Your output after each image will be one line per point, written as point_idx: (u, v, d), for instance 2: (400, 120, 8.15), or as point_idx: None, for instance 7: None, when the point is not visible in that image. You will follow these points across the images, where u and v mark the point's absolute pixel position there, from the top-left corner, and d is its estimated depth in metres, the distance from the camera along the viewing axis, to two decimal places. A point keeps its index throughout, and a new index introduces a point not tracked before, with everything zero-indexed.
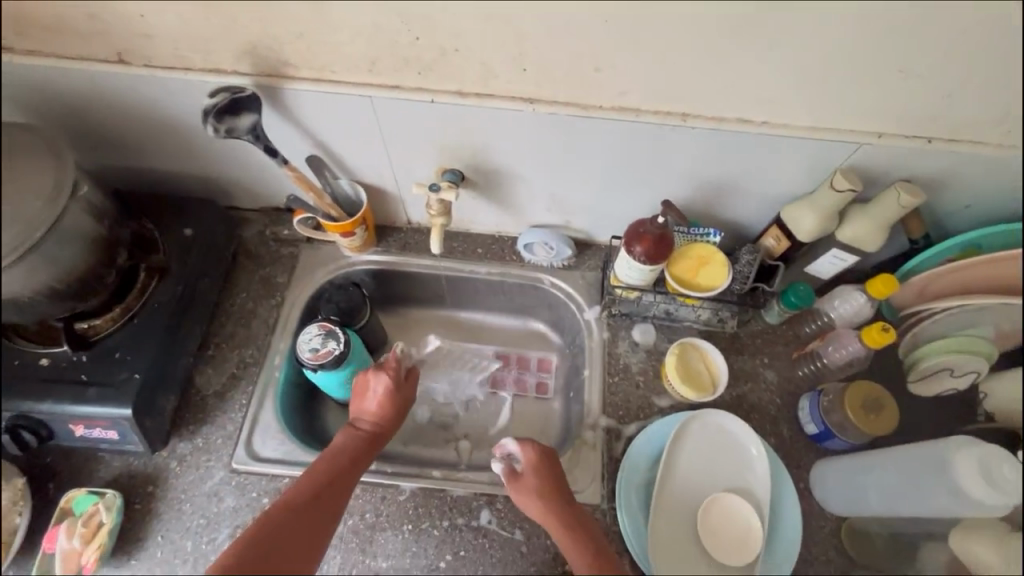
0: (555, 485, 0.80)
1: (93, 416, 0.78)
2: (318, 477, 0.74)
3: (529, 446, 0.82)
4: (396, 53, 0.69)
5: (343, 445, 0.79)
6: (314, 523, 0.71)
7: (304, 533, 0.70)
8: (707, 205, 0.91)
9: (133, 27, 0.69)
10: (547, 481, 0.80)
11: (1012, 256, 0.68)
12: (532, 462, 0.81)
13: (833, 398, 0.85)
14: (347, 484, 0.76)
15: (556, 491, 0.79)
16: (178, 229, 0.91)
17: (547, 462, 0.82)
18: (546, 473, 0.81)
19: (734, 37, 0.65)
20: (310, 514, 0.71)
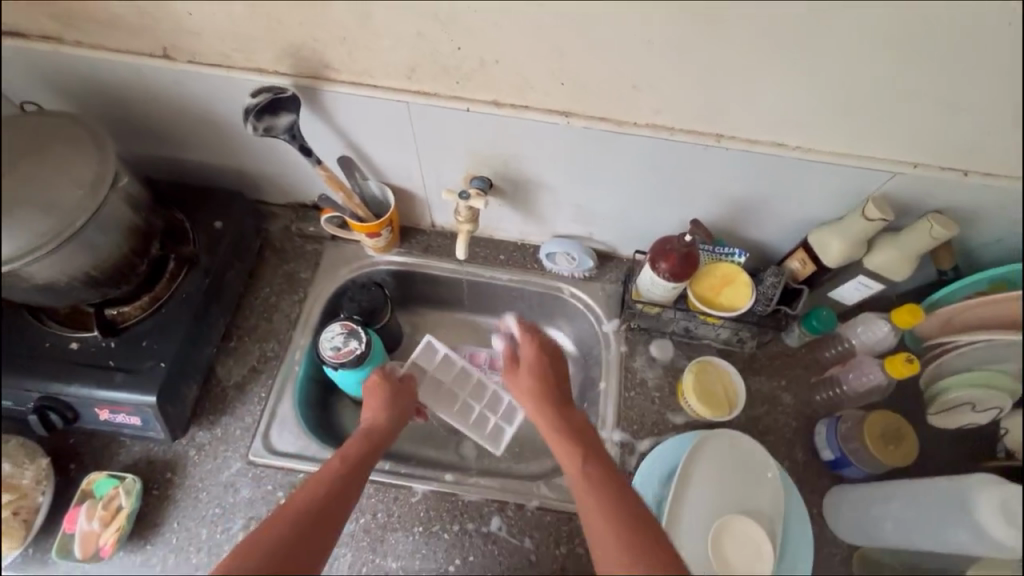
0: (543, 372, 0.90)
1: (119, 402, 0.79)
2: (332, 470, 0.75)
3: (530, 337, 0.93)
4: (436, 62, 0.70)
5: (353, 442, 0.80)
6: (328, 512, 0.70)
7: (321, 522, 0.69)
8: (734, 225, 0.90)
9: (181, 24, 0.70)
10: (547, 388, 0.88)
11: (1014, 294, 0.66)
12: (534, 371, 0.90)
13: (852, 425, 0.85)
14: (361, 475, 0.76)
15: (544, 387, 0.89)
16: (208, 221, 0.93)
17: (549, 367, 0.91)
18: (546, 380, 0.89)
19: (774, 62, 0.65)
20: (324, 505, 0.71)
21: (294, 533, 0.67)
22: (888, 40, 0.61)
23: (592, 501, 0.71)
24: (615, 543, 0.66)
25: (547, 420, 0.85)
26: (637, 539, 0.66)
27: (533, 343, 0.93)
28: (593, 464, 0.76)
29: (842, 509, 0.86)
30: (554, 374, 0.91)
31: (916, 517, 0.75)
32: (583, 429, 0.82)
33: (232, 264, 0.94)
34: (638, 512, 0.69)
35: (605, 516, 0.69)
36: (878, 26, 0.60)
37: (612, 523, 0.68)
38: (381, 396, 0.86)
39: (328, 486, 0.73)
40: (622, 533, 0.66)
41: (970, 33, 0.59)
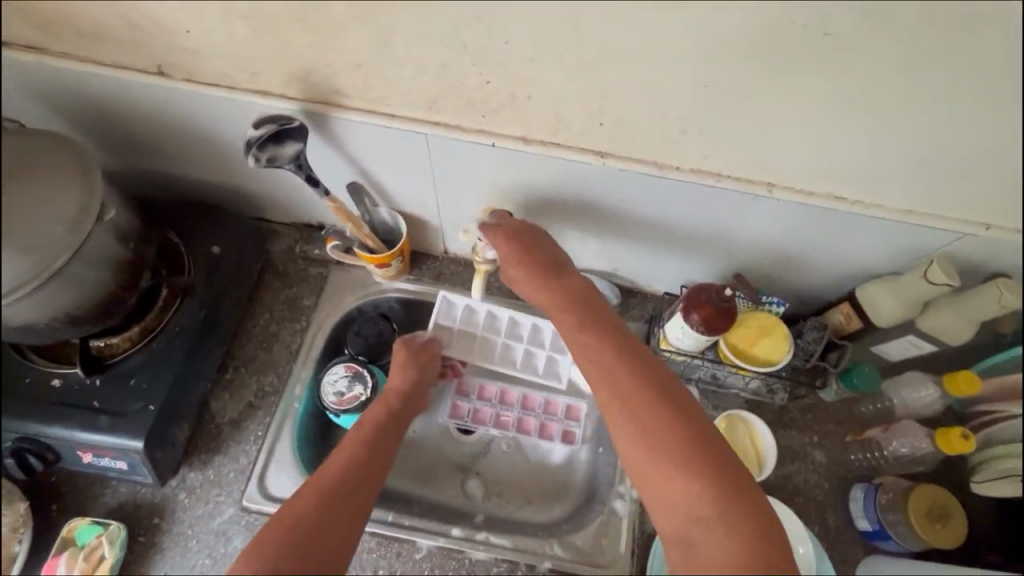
0: (547, 268, 0.75)
1: (103, 446, 0.73)
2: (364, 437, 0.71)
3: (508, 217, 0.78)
4: (461, 94, 0.63)
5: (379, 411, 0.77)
6: (369, 471, 0.67)
7: (362, 480, 0.65)
8: (774, 271, 0.83)
9: (176, 41, 0.63)
10: (542, 258, 0.75)
11: None
12: (522, 235, 0.76)
13: (894, 497, 0.79)
14: (395, 438, 0.74)
15: (552, 280, 0.75)
16: (205, 244, 0.86)
17: (537, 234, 0.77)
18: (533, 244, 0.76)
19: (841, 113, 0.58)
20: (364, 465, 0.67)
21: (339, 491, 0.63)
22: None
23: (632, 450, 0.59)
24: (677, 493, 0.55)
25: (550, 306, 0.74)
26: (693, 478, 0.55)
27: (507, 232, 0.76)
28: (612, 357, 0.65)
29: None
30: (546, 241, 0.77)
31: None
32: (584, 297, 0.73)
33: (229, 292, 0.87)
34: (689, 430, 0.58)
35: (651, 451, 0.58)
36: None
37: (661, 466, 0.57)
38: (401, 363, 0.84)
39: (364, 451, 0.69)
40: (680, 475, 0.56)
41: None
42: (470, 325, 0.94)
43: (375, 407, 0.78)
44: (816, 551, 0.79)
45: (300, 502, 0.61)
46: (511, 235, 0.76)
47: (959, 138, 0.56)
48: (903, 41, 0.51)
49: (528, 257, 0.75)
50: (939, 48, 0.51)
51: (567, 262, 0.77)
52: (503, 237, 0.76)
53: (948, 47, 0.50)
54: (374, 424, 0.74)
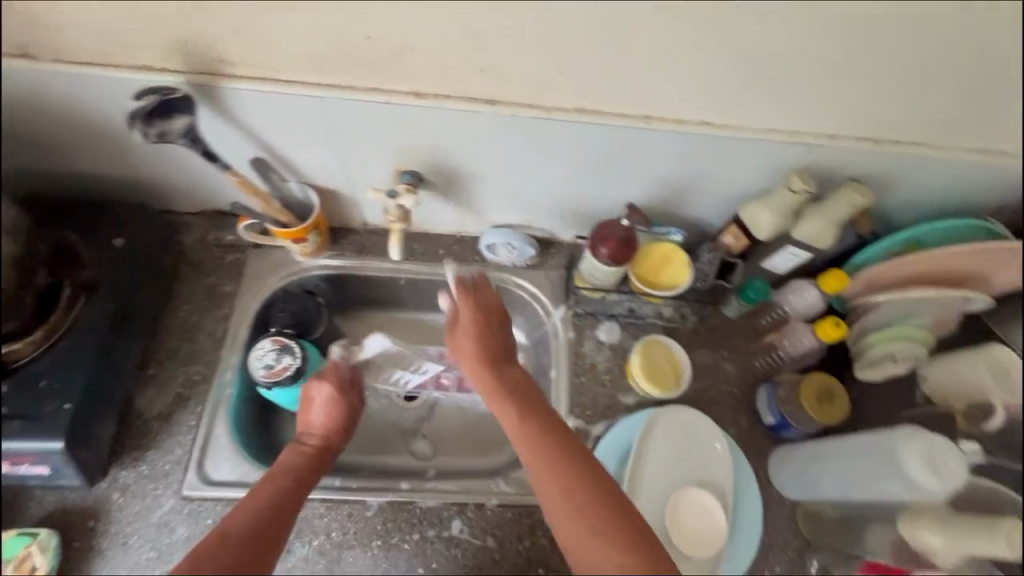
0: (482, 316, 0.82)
1: (19, 453, 0.70)
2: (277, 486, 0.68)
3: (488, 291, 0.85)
4: (346, 52, 0.65)
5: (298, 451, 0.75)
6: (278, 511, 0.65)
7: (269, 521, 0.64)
8: (669, 204, 0.91)
9: (38, 18, 0.62)
10: (477, 307, 0.83)
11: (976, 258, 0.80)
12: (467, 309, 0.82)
13: (789, 389, 0.89)
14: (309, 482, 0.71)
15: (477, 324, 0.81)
16: (107, 239, 0.83)
17: (488, 317, 0.82)
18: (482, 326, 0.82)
19: (692, 40, 0.65)
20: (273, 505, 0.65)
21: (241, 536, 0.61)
22: None
23: (543, 478, 0.65)
24: (574, 512, 0.61)
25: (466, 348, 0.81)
26: (590, 508, 0.61)
27: (467, 295, 0.84)
28: (508, 400, 0.73)
29: (785, 472, 0.89)
30: (494, 330, 0.81)
31: (850, 479, 0.80)
32: (507, 356, 0.80)
33: (140, 286, 0.85)
34: (565, 445, 0.67)
35: (560, 482, 0.63)
36: None
37: (564, 489, 0.63)
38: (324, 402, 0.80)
39: (275, 492, 0.67)
40: (576, 505, 0.61)
41: None
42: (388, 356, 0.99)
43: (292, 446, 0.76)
44: (730, 445, 0.88)
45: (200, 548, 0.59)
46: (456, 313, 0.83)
47: None
48: None
49: (476, 343, 0.80)
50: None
51: (499, 309, 0.84)
52: (468, 306, 0.83)
53: None
54: (290, 469, 0.72)
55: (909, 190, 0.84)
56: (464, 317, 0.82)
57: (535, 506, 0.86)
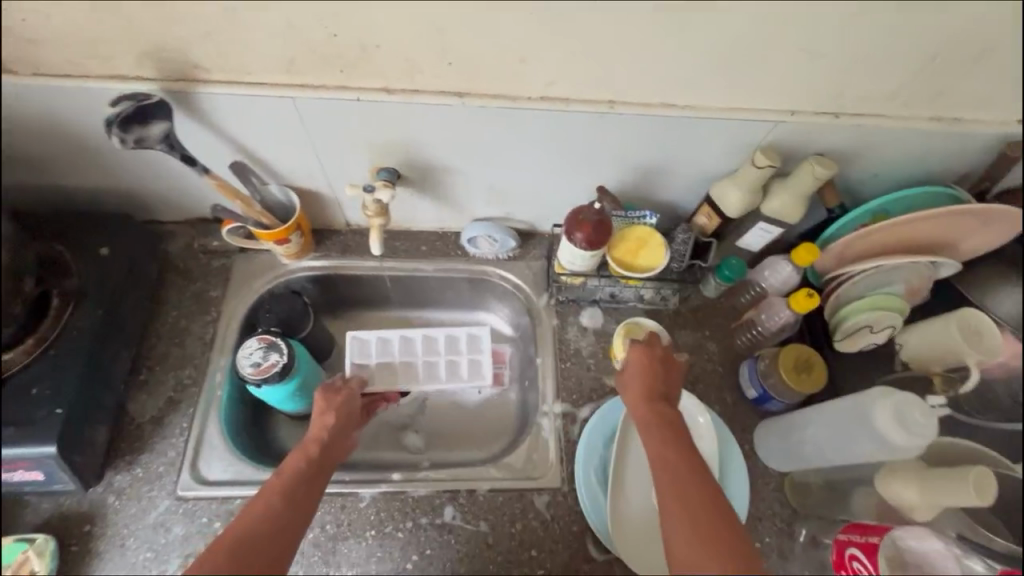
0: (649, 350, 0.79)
1: (12, 459, 0.72)
2: (279, 496, 0.67)
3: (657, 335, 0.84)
4: (314, 52, 0.68)
5: (303, 457, 0.74)
6: (285, 529, 0.65)
7: (279, 538, 0.63)
8: (641, 189, 0.93)
9: (14, 33, 0.64)
10: (654, 355, 0.80)
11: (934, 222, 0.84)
12: (642, 365, 0.78)
13: (769, 361, 0.91)
14: (314, 490, 0.71)
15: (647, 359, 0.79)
16: (93, 249, 0.85)
17: (661, 368, 0.79)
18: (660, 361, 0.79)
19: (647, 24, 0.67)
20: (280, 521, 0.65)
21: (249, 553, 0.60)
22: None
23: (670, 494, 0.64)
24: (684, 517, 0.61)
25: (636, 379, 0.78)
26: (704, 513, 0.61)
27: (644, 347, 0.80)
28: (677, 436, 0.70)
29: (769, 442, 0.91)
30: (665, 376, 0.78)
31: (828, 442, 0.82)
32: (656, 382, 0.77)
33: (128, 293, 0.86)
34: (699, 492, 0.63)
35: (699, 535, 0.59)
36: None
37: (685, 506, 0.62)
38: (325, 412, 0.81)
39: (283, 501, 0.67)
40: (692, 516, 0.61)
41: None
42: (387, 354, 1.00)
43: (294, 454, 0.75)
44: (714, 420, 0.89)
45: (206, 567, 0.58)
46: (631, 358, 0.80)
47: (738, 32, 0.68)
48: None
49: (641, 381, 0.77)
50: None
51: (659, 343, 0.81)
52: (648, 355, 0.79)
53: None
54: (295, 475, 0.71)
55: (872, 161, 0.87)
56: (647, 364, 0.78)
57: (526, 489, 0.87)
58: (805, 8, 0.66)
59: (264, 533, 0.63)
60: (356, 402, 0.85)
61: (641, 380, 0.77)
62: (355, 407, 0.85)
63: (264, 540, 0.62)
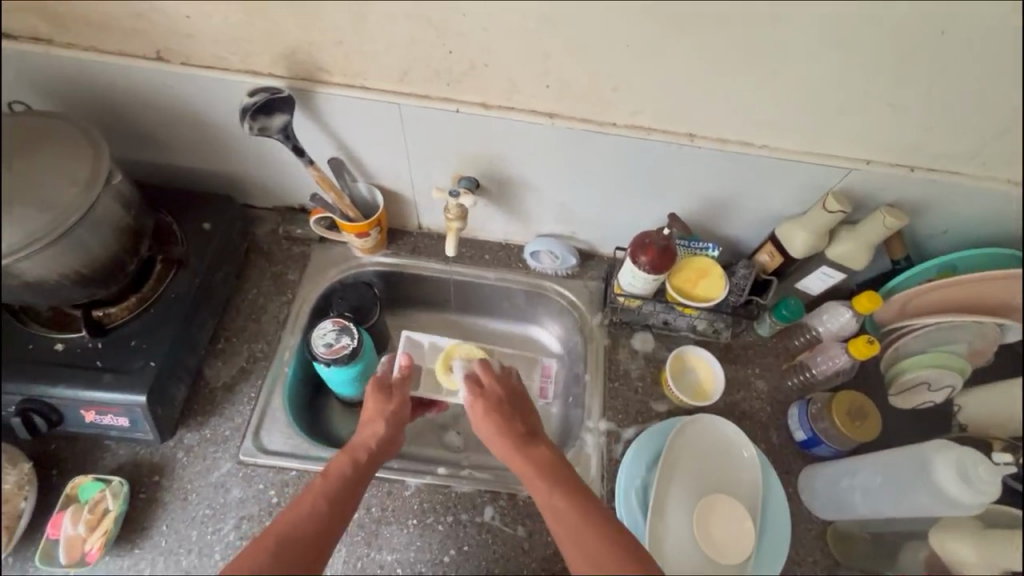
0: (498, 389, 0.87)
1: (107, 402, 0.79)
2: (320, 502, 0.71)
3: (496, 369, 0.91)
4: (427, 66, 0.76)
5: (348, 463, 0.77)
6: (325, 531, 0.70)
7: (314, 539, 0.68)
8: (708, 221, 0.96)
9: (178, 28, 0.74)
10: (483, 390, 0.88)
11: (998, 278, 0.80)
12: (498, 404, 0.85)
13: (821, 405, 0.90)
14: (357, 494, 0.75)
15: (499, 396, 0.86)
16: (197, 223, 0.94)
17: (508, 402, 0.86)
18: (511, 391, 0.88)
19: (734, 66, 0.72)
20: (319, 526, 0.69)
21: (285, 556, 0.65)
22: (829, 49, 0.69)
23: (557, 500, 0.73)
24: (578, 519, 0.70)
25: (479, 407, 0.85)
26: (586, 521, 0.70)
27: (473, 384, 0.89)
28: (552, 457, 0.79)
29: (816, 486, 0.90)
30: (516, 408, 0.85)
31: (884, 488, 0.83)
32: (500, 406, 0.85)
33: (221, 266, 0.94)
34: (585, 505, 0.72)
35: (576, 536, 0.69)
36: (825, 39, 0.68)
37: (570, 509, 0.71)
38: (376, 414, 0.83)
39: (323, 506, 0.71)
40: (571, 525, 0.70)
41: (907, 41, 0.67)
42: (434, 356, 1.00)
43: (341, 455, 0.78)
44: (759, 456, 0.89)
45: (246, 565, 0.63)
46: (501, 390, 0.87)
47: (817, 80, 0.73)
48: (766, 7, 0.66)
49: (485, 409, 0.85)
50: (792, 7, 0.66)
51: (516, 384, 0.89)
52: (482, 399, 0.86)
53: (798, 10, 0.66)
54: (339, 479, 0.74)
55: (942, 218, 0.88)
56: (478, 407, 0.85)
57: None
58: (885, 64, 0.70)
59: (301, 536, 0.68)
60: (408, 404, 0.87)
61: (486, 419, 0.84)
62: (406, 408, 0.86)
63: (297, 542, 0.67)
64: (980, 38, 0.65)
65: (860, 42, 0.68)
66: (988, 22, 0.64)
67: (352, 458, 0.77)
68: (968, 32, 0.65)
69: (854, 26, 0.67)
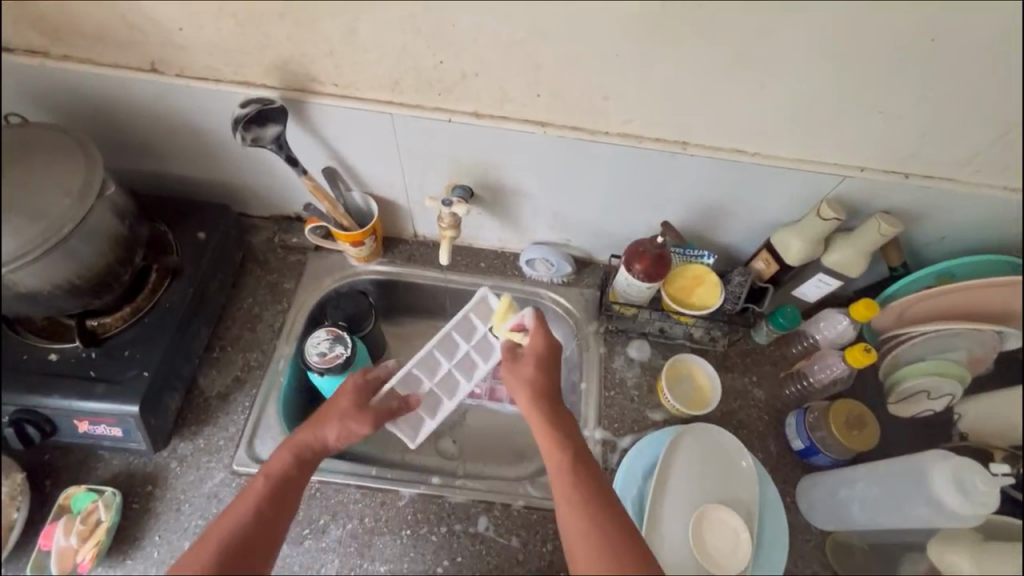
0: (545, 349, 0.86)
1: (99, 412, 0.79)
2: (259, 502, 0.72)
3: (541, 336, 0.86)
4: (419, 76, 0.77)
5: (286, 460, 0.76)
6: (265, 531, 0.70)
7: (258, 540, 0.69)
8: (704, 229, 0.96)
9: (171, 40, 0.75)
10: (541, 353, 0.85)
11: (1000, 285, 0.79)
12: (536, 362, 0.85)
13: (819, 414, 0.89)
14: (295, 491, 0.75)
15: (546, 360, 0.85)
16: (192, 232, 0.94)
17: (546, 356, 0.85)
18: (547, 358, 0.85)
19: (724, 74, 0.72)
20: (258, 526, 0.70)
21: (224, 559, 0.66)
22: (820, 57, 0.69)
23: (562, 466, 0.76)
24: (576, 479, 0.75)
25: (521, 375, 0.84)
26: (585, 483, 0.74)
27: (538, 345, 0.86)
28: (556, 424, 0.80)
29: (813, 496, 0.89)
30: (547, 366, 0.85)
31: (883, 498, 0.81)
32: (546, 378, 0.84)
33: (216, 275, 0.94)
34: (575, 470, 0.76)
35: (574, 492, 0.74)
36: (814, 48, 0.68)
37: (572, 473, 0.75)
38: (330, 410, 0.81)
39: (264, 506, 0.72)
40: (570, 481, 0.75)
41: (897, 51, 0.67)
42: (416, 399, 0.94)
43: (280, 452, 0.77)
44: (757, 466, 0.88)
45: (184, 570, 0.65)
46: (535, 349, 0.86)
47: (807, 87, 0.73)
48: (756, 16, 0.66)
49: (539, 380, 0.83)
50: (783, 15, 0.66)
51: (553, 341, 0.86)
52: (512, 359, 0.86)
53: (786, 19, 0.66)
54: (278, 478, 0.74)
55: (938, 224, 0.87)
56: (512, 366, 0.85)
57: None
58: (877, 73, 0.70)
59: (244, 537, 0.68)
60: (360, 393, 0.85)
61: (521, 383, 0.83)
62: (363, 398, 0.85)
63: (240, 542, 0.68)
64: (970, 45, 0.65)
65: (850, 51, 0.68)
66: (978, 29, 0.63)
67: (292, 458, 0.77)
68: (960, 39, 0.65)
69: (842, 35, 0.67)
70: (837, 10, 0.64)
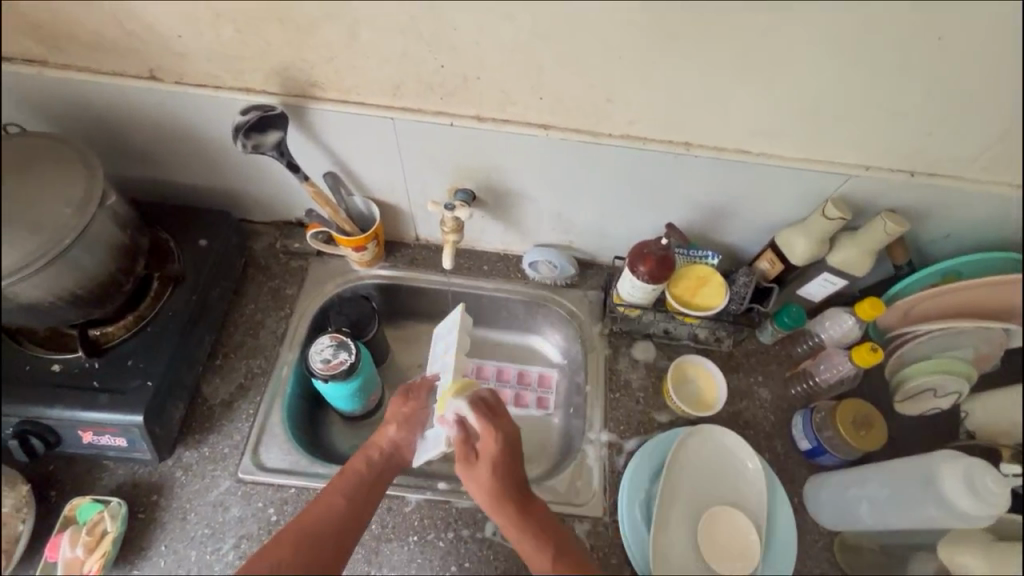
0: (504, 465, 0.77)
1: (102, 423, 0.79)
2: (339, 500, 0.76)
3: (492, 440, 0.77)
4: (420, 81, 0.76)
5: (364, 462, 0.81)
6: (344, 528, 0.74)
7: (336, 535, 0.73)
8: (707, 229, 0.95)
9: (169, 46, 0.74)
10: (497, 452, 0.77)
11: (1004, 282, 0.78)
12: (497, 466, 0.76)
13: (825, 414, 0.89)
14: (375, 492, 0.79)
15: (503, 460, 0.77)
16: (194, 239, 0.93)
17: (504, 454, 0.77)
18: (502, 464, 0.77)
19: (729, 75, 0.72)
20: (338, 521, 0.74)
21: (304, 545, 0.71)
22: (825, 56, 0.68)
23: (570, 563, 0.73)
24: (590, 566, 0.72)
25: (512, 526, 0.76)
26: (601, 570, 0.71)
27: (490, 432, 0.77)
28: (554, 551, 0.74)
29: (822, 495, 0.88)
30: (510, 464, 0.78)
31: (892, 497, 0.81)
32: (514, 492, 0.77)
33: (218, 283, 0.93)
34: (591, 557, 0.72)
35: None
36: (817, 48, 0.68)
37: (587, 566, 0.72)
38: (399, 415, 0.86)
39: (341, 504, 0.76)
40: None
41: (900, 52, 0.67)
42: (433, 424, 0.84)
43: (358, 455, 0.82)
44: (764, 466, 0.88)
45: (274, 556, 0.69)
46: (490, 452, 0.77)
47: (810, 88, 0.72)
48: (759, 18, 0.66)
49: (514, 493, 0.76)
50: (786, 16, 0.65)
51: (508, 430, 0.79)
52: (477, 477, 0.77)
53: (793, 19, 0.65)
54: (355, 478, 0.79)
55: (943, 222, 0.87)
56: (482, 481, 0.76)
57: (567, 515, 0.87)
58: (883, 72, 0.69)
59: (324, 529, 0.73)
60: (424, 402, 0.87)
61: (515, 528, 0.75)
62: (426, 408, 0.87)
63: (319, 536, 0.72)
64: (977, 44, 0.64)
65: (855, 51, 0.67)
66: (984, 27, 0.63)
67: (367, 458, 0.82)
68: (965, 39, 0.64)
69: (846, 38, 0.66)
70: (842, 10, 0.64)
